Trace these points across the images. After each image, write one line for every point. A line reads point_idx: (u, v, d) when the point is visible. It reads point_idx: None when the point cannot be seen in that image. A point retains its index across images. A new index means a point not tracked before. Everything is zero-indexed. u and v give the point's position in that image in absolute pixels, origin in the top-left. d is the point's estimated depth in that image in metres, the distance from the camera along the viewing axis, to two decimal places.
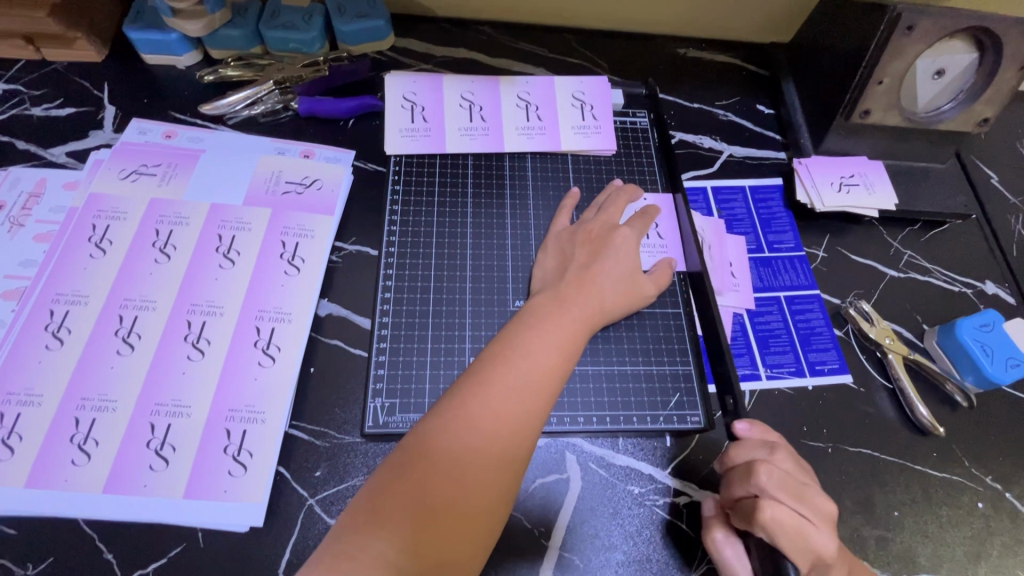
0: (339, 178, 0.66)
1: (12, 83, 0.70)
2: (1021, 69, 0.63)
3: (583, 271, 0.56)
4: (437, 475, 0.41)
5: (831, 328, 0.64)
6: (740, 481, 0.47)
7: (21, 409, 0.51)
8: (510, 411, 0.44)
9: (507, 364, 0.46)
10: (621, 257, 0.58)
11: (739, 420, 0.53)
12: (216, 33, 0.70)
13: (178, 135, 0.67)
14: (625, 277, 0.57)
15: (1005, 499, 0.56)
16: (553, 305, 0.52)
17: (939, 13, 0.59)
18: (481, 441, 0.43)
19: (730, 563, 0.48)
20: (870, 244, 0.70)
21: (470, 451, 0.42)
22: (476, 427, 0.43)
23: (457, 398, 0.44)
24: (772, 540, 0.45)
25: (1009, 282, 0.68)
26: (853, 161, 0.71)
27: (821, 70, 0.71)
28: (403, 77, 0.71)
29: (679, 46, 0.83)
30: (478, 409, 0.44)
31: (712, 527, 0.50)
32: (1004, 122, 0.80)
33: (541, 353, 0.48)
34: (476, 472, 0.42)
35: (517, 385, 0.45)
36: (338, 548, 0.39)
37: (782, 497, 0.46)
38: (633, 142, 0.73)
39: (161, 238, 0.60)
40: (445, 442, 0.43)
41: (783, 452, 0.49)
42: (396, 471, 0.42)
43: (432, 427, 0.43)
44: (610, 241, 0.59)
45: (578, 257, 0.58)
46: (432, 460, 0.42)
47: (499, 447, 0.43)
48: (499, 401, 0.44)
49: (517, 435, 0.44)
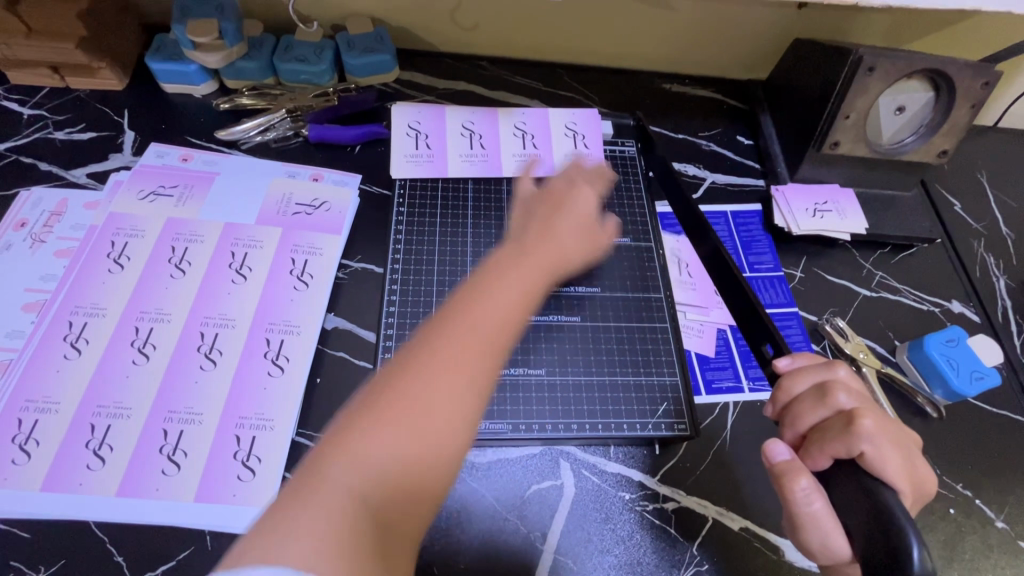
0: (346, 200, 0.70)
1: (37, 109, 0.74)
2: (973, 106, 0.69)
3: (545, 222, 0.55)
4: (400, 412, 0.38)
5: (809, 343, 0.68)
6: (816, 406, 0.46)
7: (39, 416, 0.53)
8: (477, 352, 0.41)
9: (476, 307, 0.43)
10: (581, 209, 0.58)
11: (778, 358, 0.51)
12: (233, 65, 0.75)
13: (194, 159, 0.71)
14: (585, 228, 0.57)
15: (975, 505, 0.59)
16: (519, 252, 0.50)
17: (895, 57, 0.65)
18: (447, 378, 0.39)
19: (818, 515, 0.42)
20: (844, 266, 0.74)
21: (435, 392, 0.39)
22: (443, 362, 0.40)
23: (424, 342, 0.41)
24: (876, 455, 0.42)
25: (973, 302, 0.73)
26: (826, 189, 0.76)
27: (794, 106, 0.77)
28: (409, 106, 0.75)
29: (665, 81, 0.89)
30: (443, 348, 0.41)
31: (797, 475, 0.43)
32: (963, 153, 0.87)
33: (510, 290, 0.45)
34: (442, 410, 0.39)
35: (485, 325, 0.42)
36: (295, 489, 0.35)
37: (869, 410, 0.44)
38: (623, 170, 0.77)
39: (176, 255, 0.63)
40: (412, 383, 0.39)
41: (846, 367, 0.48)
42: (359, 411, 0.38)
43: (395, 365, 0.40)
44: (570, 199, 0.58)
45: (541, 210, 0.57)
46: (395, 399, 0.38)
47: (465, 389, 0.40)
48: (458, 341, 0.41)
49: (482, 378, 0.41)
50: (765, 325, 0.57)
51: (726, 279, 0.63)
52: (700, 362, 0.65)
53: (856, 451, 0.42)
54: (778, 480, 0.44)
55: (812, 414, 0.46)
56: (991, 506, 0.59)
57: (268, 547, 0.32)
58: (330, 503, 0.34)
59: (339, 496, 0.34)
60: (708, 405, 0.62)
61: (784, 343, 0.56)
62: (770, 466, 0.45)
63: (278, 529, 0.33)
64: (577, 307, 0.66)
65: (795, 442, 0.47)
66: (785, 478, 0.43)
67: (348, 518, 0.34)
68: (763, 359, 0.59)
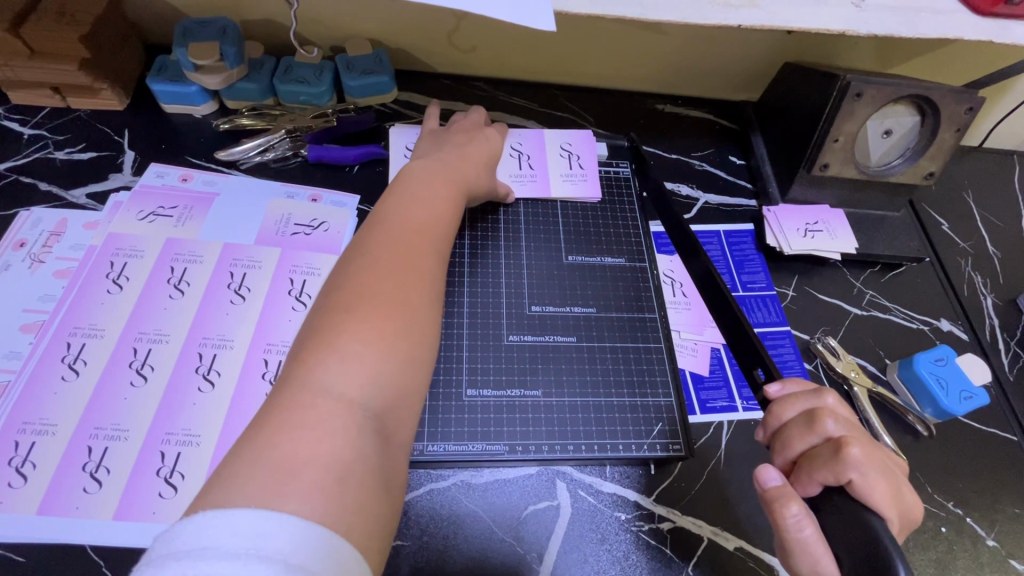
0: (344, 221, 0.71)
1: (38, 129, 0.75)
2: (958, 130, 0.70)
3: (456, 149, 0.65)
4: (363, 298, 0.43)
5: (801, 361, 0.69)
6: (804, 433, 0.47)
7: (36, 438, 0.53)
8: (412, 240, 0.49)
9: (402, 213, 0.51)
10: (488, 145, 0.69)
11: (768, 385, 0.52)
12: (233, 86, 0.77)
13: (194, 178, 0.71)
14: (490, 157, 0.69)
15: (967, 523, 0.60)
16: (428, 166, 0.60)
17: (881, 82, 0.67)
18: (394, 262, 0.46)
19: (808, 542, 0.42)
20: (835, 284, 0.76)
21: (386, 273, 0.45)
22: (404, 277, 0.45)
23: (361, 244, 0.47)
24: (864, 482, 0.42)
25: (962, 320, 0.75)
26: (816, 209, 0.78)
27: (783, 128, 0.79)
28: (407, 131, 0.77)
29: (658, 101, 0.91)
30: (382, 242, 0.47)
31: (788, 501, 0.43)
32: (950, 174, 0.88)
33: (427, 201, 0.54)
34: (401, 287, 0.44)
35: (415, 224, 0.50)
36: (281, 412, 0.37)
37: (855, 436, 0.45)
38: (618, 190, 0.79)
39: (176, 275, 0.63)
40: (362, 275, 0.44)
41: (835, 395, 0.49)
42: (327, 310, 0.42)
43: (357, 289, 0.43)
44: (477, 135, 0.70)
45: (454, 140, 0.67)
46: (352, 291, 0.43)
47: (413, 268, 0.46)
48: (394, 237, 0.48)
49: (423, 257, 0.48)
50: (757, 349, 0.58)
51: (717, 301, 0.63)
52: (694, 381, 0.66)
53: (844, 479, 0.43)
54: (769, 506, 0.44)
55: (801, 440, 0.47)
56: (983, 524, 0.60)
57: (274, 481, 0.33)
58: (330, 415, 0.37)
59: (335, 406, 0.37)
60: (702, 425, 0.63)
61: (774, 367, 0.57)
62: (762, 491, 0.46)
63: (283, 456, 0.34)
64: (573, 327, 0.67)
65: (785, 468, 0.48)
66: (775, 505, 0.44)
67: (351, 424, 0.37)
68: (755, 382, 0.59)
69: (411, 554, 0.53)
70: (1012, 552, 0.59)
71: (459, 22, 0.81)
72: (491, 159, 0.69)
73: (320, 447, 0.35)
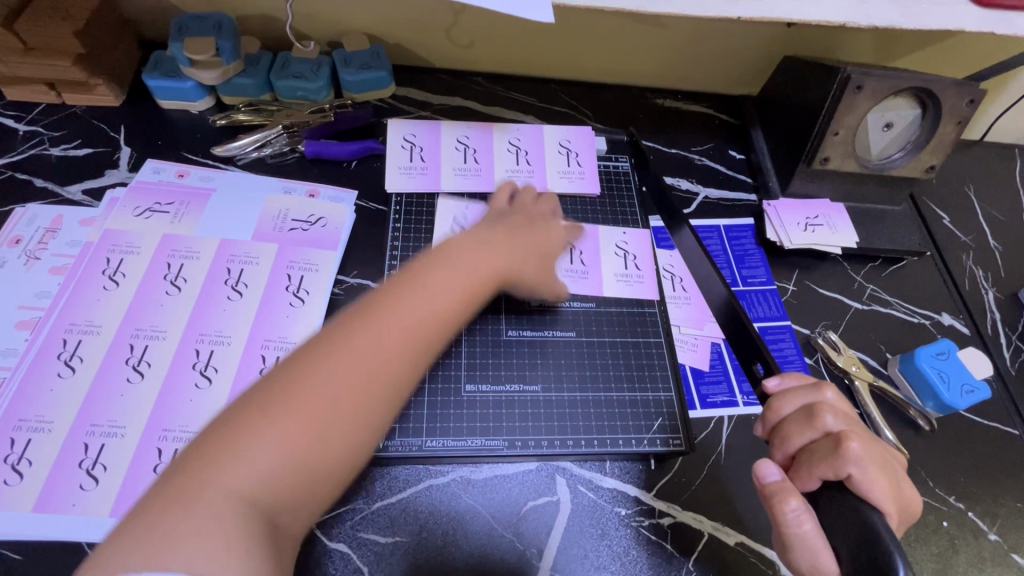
0: (342, 217, 0.70)
1: (33, 125, 0.74)
2: (959, 123, 0.70)
3: (509, 232, 0.56)
4: (304, 405, 0.38)
5: (802, 356, 0.68)
6: (803, 428, 0.47)
7: (32, 435, 0.53)
8: (392, 345, 0.42)
9: (399, 304, 0.44)
10: (548, 236, 0.61)
11: (767, 378, 0.52)
12: (230, 81, 0.76)
13: (190, 175, 0.71)
14: (544, 253, 0.59)
15: (968, 517, 0.60)
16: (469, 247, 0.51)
17: (882, 75, 0.66)
18: (357, 373, 0.40)
19: (807, 537, 0.42)
20: (836, 279, 0.75)
21: (342, 383, 0.40)
22: (360, 396, 0.40)
23: (343, 332, 0.42)
24: (862, 477, 0.42)
25: (964, 315, 0.74)
26: (817, 203, 0.77)
27: (784, 122, 0.79)
28: (454, 199, 0.73)
29: (657, 96, 0.90)
30: (360, 341, 0.41)
31: (786, 496, 0.43)
32: (951, 168, 0.88)
33: (441, 297, 0.46)
34: (346, 402, 0.39)
35: (408, 322, 0.43)
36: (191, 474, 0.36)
37: (854, 432, 0.45)
38: (616, 184, 0.78)
39: (172, 271, 0.63)
40: (320, 375, 0.39)
41: (834, 390, 0.49)
42: (266, 401, 0.38)
43: (316, 378, 0.39)
44: (537, 223, 0.61)
45: (510, 220, 0.59)
46: (302, 392, 0.39)
47: (375, 383, 0.41)
48: (375, 336, 0.42)
49: (393, 372, 0.42)
50: (758, 346, 0.58)
51: (722, 302, 0.64)
52: (694, 376, 0.65)
53: (844, 473, 0.43)
54: (768, 501, 0.44)
55: (800, 435, 0.47)
56: (985, 519, 0.60)
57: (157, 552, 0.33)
58: (224, 512, 0.35)
59: (228, 497, 0.35)
60: (703, 420, 0.62)
61: (773, 362, 0.57)
62: (761, 486, 0.45)
63: (175, 526, 0.34)
64: (572, 322, 0.66)
65: (783, 463, 0.48)
66: (774, 500, 0.43)
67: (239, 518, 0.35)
68: (754, 378, 0.59)
69: (411, 550, 0.53)
70: (1013, 546, 0.59)
71: (457, 17, 0.80)
72: (545, 255, 0.60)
73: (206, 533, 0.34)
